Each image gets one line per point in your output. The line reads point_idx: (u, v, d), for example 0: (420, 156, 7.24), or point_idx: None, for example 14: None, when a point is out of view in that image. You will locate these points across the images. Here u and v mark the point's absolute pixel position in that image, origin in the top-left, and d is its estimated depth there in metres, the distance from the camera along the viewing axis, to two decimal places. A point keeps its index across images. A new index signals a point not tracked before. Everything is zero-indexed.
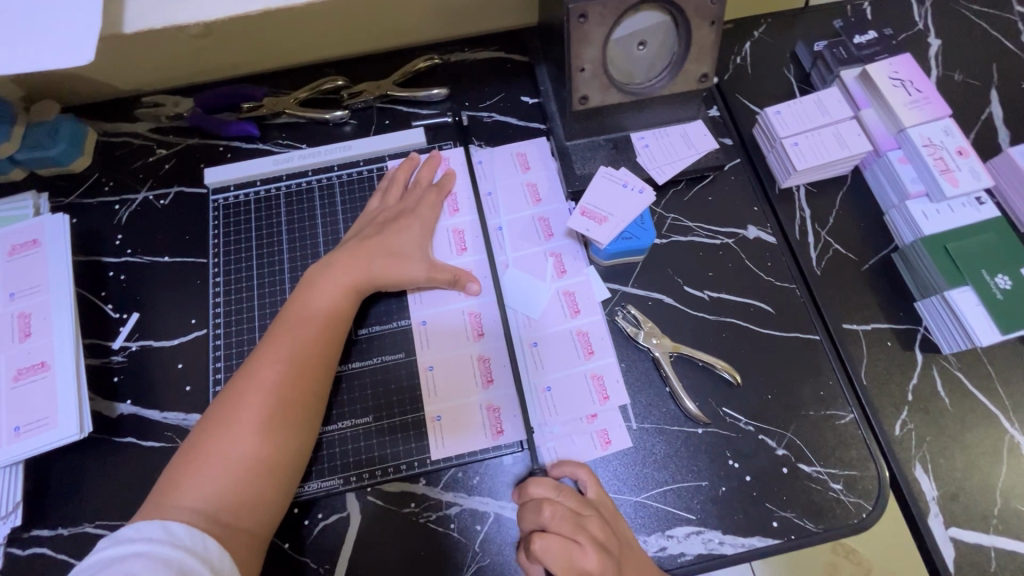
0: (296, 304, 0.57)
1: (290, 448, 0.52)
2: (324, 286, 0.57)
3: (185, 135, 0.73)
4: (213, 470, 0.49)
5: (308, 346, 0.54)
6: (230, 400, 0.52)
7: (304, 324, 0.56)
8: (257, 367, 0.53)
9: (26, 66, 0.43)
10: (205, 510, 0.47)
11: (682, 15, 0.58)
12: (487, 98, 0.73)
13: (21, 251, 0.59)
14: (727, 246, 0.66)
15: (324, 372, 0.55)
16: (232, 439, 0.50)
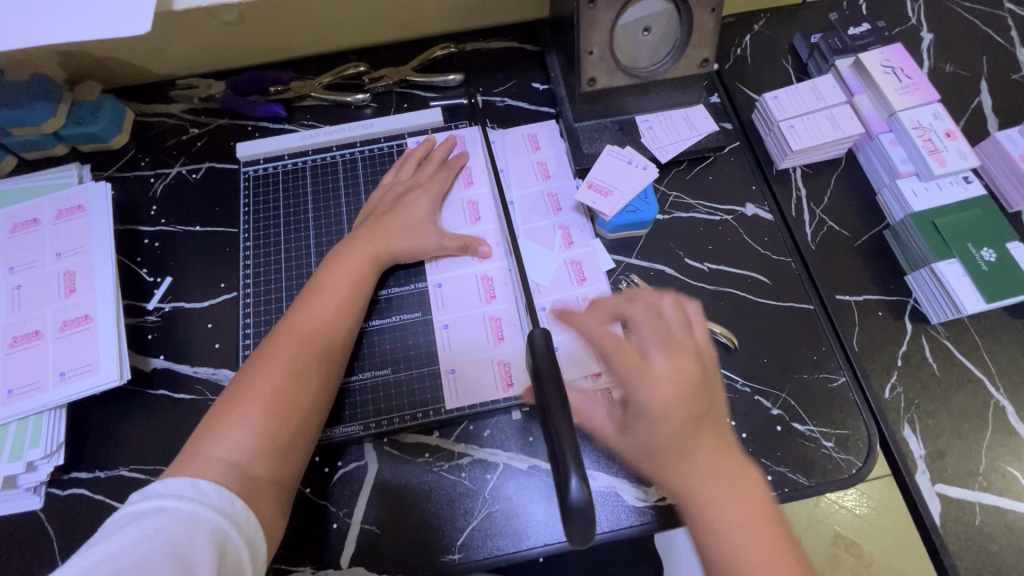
0: (322, 275, 0.60)
1: (318, 403, 0.54)
2: (349, 257, 0.61)
3: (216, 116, 0.77)
4: (245, 423, 0.49)
5: (336, 311, 0.58)
6: (259, 361, 0.53)
7: (330, 292, 0.59)
8: (286, 330, 0.56)
9: (91, 35, 0.48)
10: (238, 461, 0.48)
11: (684, 2, 0.62)
12: (499, 85, 0.78)
13: (67, 215, 0.64)
14: (726, 222, 0.69)
15: (348, 338, 0.58)
16: (264, 394, 0.51)
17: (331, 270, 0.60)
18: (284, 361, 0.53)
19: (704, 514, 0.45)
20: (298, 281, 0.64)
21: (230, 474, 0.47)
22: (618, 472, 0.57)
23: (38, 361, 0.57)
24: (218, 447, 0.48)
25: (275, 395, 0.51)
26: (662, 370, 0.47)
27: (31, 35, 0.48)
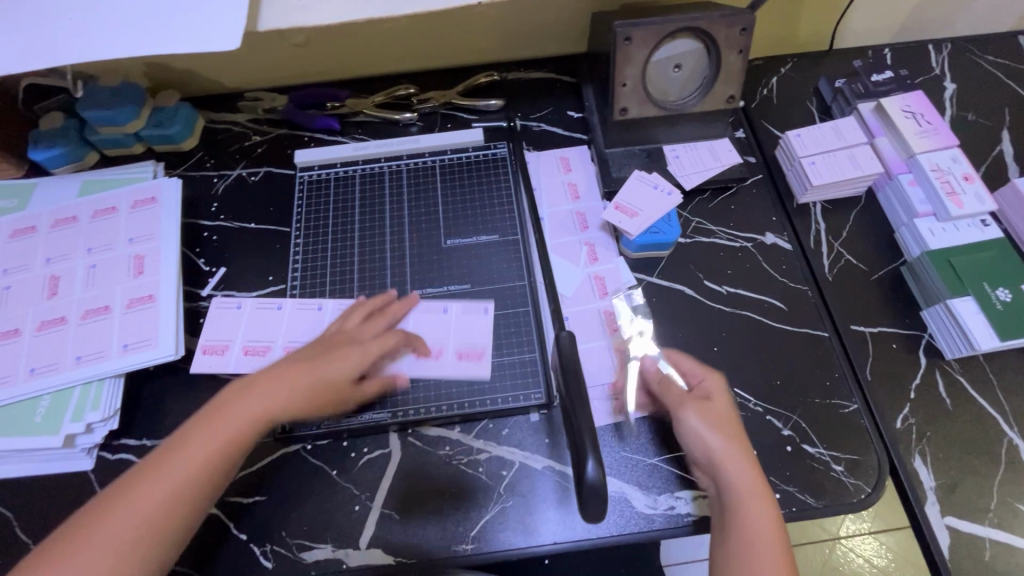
0: (227, 406, 0.54)
1: (186, 527, 0.50)
2: (257, 396, 0.54)
3: (277, 126, 0.85)
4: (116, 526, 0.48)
5: (231, 441, 0.52)
6: (153, 465, 0.51)
7: (233, 422, 0.53)
8: (180, 448, 0.51)
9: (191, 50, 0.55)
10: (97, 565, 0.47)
11: (714, 43, 0.67)
12: (537, 111, 0.84)
13: (140, 206, 0.71)
14: (745, 249, 0.72)
15: (224, 467, 0.52)
16: (138, 507, 0.49)
17: (239, 397, 0.54)
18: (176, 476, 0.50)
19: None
20: (340, 277, 0.69)
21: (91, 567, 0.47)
22: (628, 478, 0.60)
23: (104, 333, 0.63)
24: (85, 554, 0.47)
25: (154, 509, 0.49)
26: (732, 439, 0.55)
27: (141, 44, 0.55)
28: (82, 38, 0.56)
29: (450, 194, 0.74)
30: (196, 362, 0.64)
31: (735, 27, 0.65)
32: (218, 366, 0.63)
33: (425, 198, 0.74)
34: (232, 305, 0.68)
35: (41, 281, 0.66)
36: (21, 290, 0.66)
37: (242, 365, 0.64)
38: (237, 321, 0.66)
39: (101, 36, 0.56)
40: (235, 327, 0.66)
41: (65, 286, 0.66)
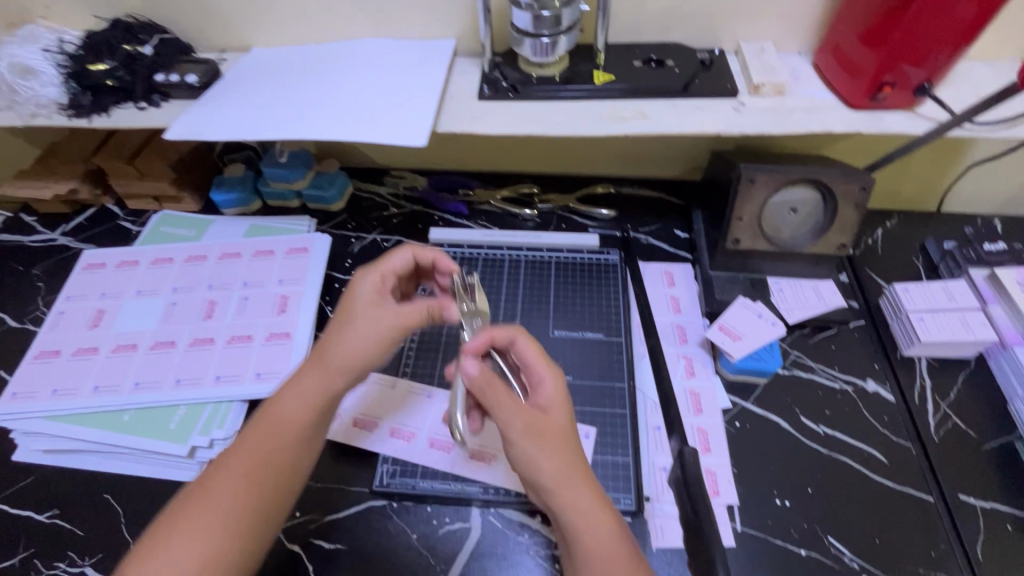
0: (253, 422, 0.55)
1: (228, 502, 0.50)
2: (278, 399, 0.55)
3: (413, 203, 0.96)
4: (185, 551, 0.47)
5: (267, 454, 0.52)
6: (198, 492, 0.50)
7: (269, 429, 0.54)
8: (224, 473, 0.51)
9: (384, 141, 0.66)
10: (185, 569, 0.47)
11: (832, 195, 0.72)
12: (646, 225, 0.91)
13: (295, 254, 0.82)
14: (845, 392, 0.72)
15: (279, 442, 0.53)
16: (215, 528, 0.48)
17: (271, 405, 0.56)
18: (236, 490, 0.50)
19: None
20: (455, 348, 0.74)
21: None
22: None
23: (244, 360, 0.70)
24: (171, 553, 0.47)
25: (233, 532, 0.49)
26: (581, 501, 0.48)
27: (348, 131, 0.67)
28: (303, 119, 0.69)
29: (561, 289, 0.80)
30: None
31: (854, 184, 0.70)
32: (327, 433, 0.66)
33: (538, 290, 0.80)
34: None
35: (200, 304, 0.76)
36: (183, 308, 0.76)
37: (347, 436, 0.66)
38: (353, 391, 0.69)
39: (318, 120, 0.68)
40: (350, 396, 0.69)
41: (219, 312, 0.75)
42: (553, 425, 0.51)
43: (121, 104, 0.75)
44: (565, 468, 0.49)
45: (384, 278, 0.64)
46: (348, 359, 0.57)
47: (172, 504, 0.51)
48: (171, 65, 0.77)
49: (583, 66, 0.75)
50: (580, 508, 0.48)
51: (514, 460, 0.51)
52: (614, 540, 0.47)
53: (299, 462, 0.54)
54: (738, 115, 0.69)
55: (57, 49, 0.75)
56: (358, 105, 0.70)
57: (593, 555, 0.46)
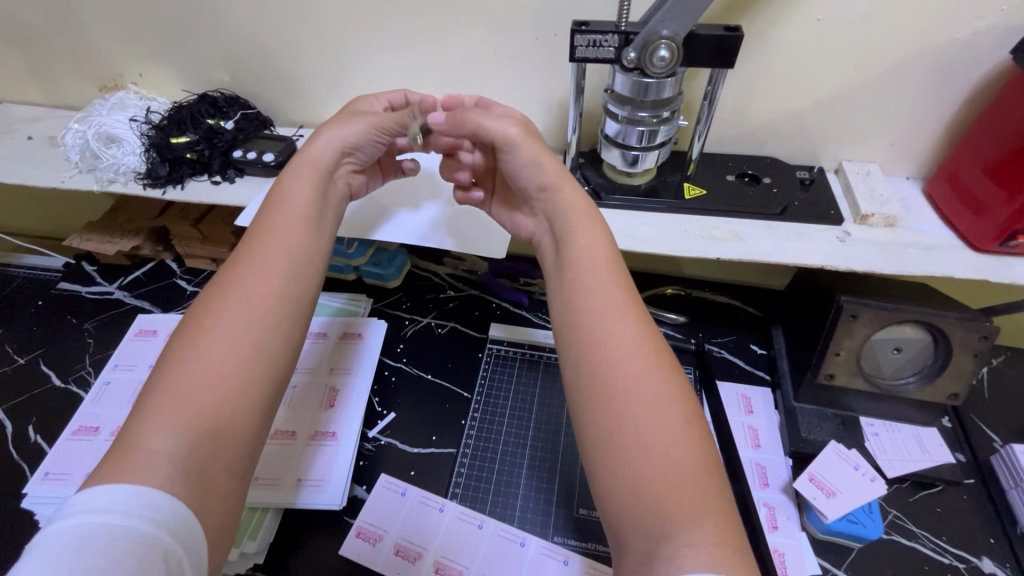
0: (267, 251, 0.56)
1: (210, 362, 0.48)
2: (261, 249, 0.56)
3: (471, 286, 0.92)
4: (219, 363, 0.48)
5: (287, 268, 0.56)
6: (208, 313, 0.51)
7: (266, 262, 0.55)
8: (209, 334, 0.49)
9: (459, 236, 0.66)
10: (181, 454, 0.44)
11: (946, 339, 0.64)
12: (719, 336, 0.84)
13: (348, 338, 0.79)
14: (957, 570, 0.62)
15: (243, 304, 0.52)
16: (210, 395, 0.47)
17: (246, 258, 0.55)
18: (230, 341, 0.50)
19: (627, 426, 0.44)
20: (511, 466, 0.68)
21: (172, 468, 0.43)
22: None
23: (285, 461, 0.66)
24: (166, 421, 0.45)
25: (252, 348, 0.50)
26: (634, 342, 0.47)
27: None
28: None
29: None
30: (346, 542, 0.61)
31: (975, 332, 0.63)
32: (366, 557, 0.60)
33: None
34: (396, 488, 0.66)
35: None
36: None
37: (387, 565, 0.59)
38: (399, 509, 0.63)
39: None
40: (394, 515, 0.63)
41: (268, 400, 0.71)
42: (588, 293, 0.51)
43: (197, 177, 0.75)
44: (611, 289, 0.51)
45: (379, 140, 0.68)
46: (302, 181, 0.62)
47: (185, 318, 0.51)
48: (250, 142, 0.76)
49: (672, 177, 0.71)
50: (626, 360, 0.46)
51: (513, 166, 0.61)
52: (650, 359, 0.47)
53: (303, 286, 0.57)
54: (843, 247, 0.63)
55: (143, 118, 0.76)
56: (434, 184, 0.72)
57: (626, 392, 0.45)
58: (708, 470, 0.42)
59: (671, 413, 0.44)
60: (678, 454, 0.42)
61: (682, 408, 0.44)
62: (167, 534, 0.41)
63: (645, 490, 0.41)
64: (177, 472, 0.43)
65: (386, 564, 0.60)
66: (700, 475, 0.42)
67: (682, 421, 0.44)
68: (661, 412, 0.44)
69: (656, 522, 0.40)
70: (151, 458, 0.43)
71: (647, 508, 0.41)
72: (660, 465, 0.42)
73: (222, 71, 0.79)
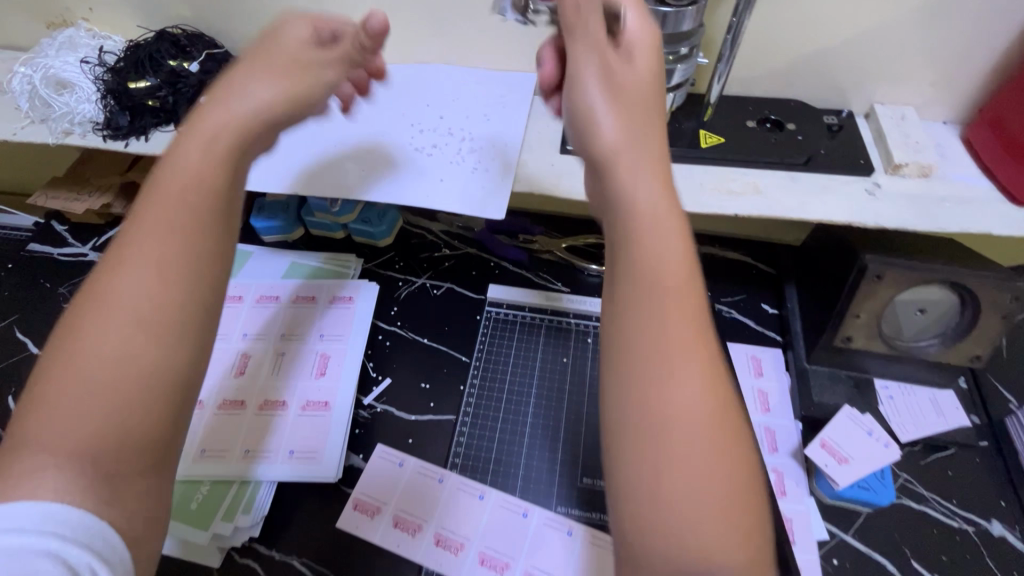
0: (187, 183, 0.39)
1: (113, 328, 0.34)
2: (183, 188, 0.38)
3: (467, 244, 0.87)
4: (115, 338, 0.34)
5: (211, 216, 0.39)
6: (113, 271, 0.36)
7: (182, 203, 0.38)
8: (97, 316, 0.34)
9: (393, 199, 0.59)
10: (67, 475, 0.32)
11: (975, 300, 0.60)
12: (729, 295, 0.80)
13: (337, 303, 0.73)
14: (965, 533, 0.61)
15: (162, 255, 0.36)
16: (99, 404, 0.33)
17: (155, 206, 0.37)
18: (134, 310, 0.35)
19: (635, 392, 0.31)
20: (513, 433, 0.65)
21: (63, 491, 0.32)
22: None
23: (277, 432, 0.63)
24: (55, 422, 0.33)
25: (142, 329, 0.34)
26: (662, 296, 0.33)
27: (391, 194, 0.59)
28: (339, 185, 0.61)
29: None
30: (343, 515, 0.59)
31: (1007, 293, 0.59)
32: (364, 530, 0.58)
33: None
34: (393, 458, 0.63)
35: (221, 365, 0.67)
36: (213, 360, 0.68)
37: (387, 539, 0.58)
38: (395, 481, 0.61)
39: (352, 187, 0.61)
40: (393, 486, 0.61)
41: (253, 368, 0.67)
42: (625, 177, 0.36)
43: (162, 127, 0.67)
44: (653, 140, 0.38)
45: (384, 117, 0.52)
46: (236, 118, 0.42)
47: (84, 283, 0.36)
48: None
49: (687, 123, 0.64)
50: (650, 242, 0.34)
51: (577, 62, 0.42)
52: (676, 238, 0.34)
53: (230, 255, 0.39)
54: (873, 201, 0.58)
55: (96, 60, 0.68)
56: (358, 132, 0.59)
57: (654, 347, 0.32)
58: (719, 412, 0.31)
59: (689, 333, 0.32)
60: (700, 404, 0.31)
61: (702, 359, 0.32)
62: (80, 542, 0.31)
63: (630, 490, 0.30)
64: (79, 487, 0.32)
65: (385, 536, 0.58)
66: (717, 413, 0.31)
67: (709, 380, 0.31)
68: (687, 358, 0.32)
69: (645, 509, 0.30)
70: (32, 479, 0.31)
71: (635, 513, 0.30)
72: (669, 434, 0.30)
73: (182, 5, 0.70)
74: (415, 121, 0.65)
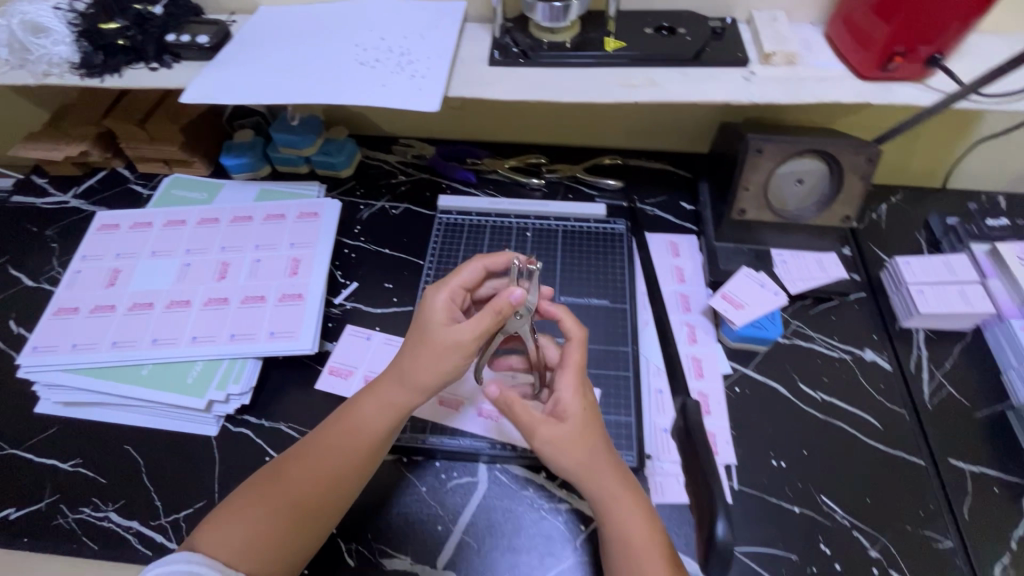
0: (322, 454, 0.57)
1: (231, 550, 0.52)
2: (316, 458, 0.57)
3: (421, 170, 0.97)
4: (227, 549, 0.52)
5: (333, 476, 0.57)
6: (257, 502, 0.55)
7: (321, 465, 0.57)
8: (302, 463, 0.57)
9: (337, 96, 0.67)
10: (245, 547, 0.52)
11: (838, 166, 0.73)
12: (653, 196, 0.92)
13: (305, 218, 0.82)
14: (843, 361, 0.74)
15: (309, 483, 0.56)
16: (283, 505, 0.55)
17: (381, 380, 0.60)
18: (258, 529, 0.53)
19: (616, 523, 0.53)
20: None
21: (247, 551, 0.52)
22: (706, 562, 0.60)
23: (259, 320, 0.72)
24: (240, 519, 0.54)
25: (264, 534, 0.53)
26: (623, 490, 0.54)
27: (338, 95, 0.67)
28: (284, 83, 0.68)
29: (569, 255, 0.81)
30: (321, 378, 0.70)
31: (861, 156, 0.71)
32: (341, 388, 0.69)
33: (545, 257, 0.80)
34: (362, 335, 0.74)
35: (104, 273, 0.76)
36: (90, 275, 0.76)
37: None
38: (364, 350, 0.72)
39: (296, 85, 0.68)
40: (362, 355, 0.72)
41: (233, 272, 0.76)
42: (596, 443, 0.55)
43: (133, 65, 0.75)
44: (588, 414, 0.56)
45: (454, 296, 0.61)
46: (392, 402, 0.58)
47: (237, 491, 0.57)
48: (181, 27, 0.77)
49: (595, 34, 0.75)
50: (591, 463, 0.54)
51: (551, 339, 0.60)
52: (615, 480, 0.54)
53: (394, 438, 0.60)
54: (749, 85, 0.70)
55: (67, 6, 0.75)
56: (317, 79, 0.69)
57: (624, 534, 0.53)
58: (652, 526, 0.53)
59: (633, 516, 0.53)
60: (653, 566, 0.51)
61: (649, 535, 0.53)
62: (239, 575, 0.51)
63: (621, 534, 0.53)
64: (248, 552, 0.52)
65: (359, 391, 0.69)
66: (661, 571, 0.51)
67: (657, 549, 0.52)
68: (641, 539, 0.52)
69: (623, 540, 0.53)
70: (231, 542, 0.52)
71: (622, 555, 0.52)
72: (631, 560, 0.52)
73: None
74: (358, 43, 0.73)
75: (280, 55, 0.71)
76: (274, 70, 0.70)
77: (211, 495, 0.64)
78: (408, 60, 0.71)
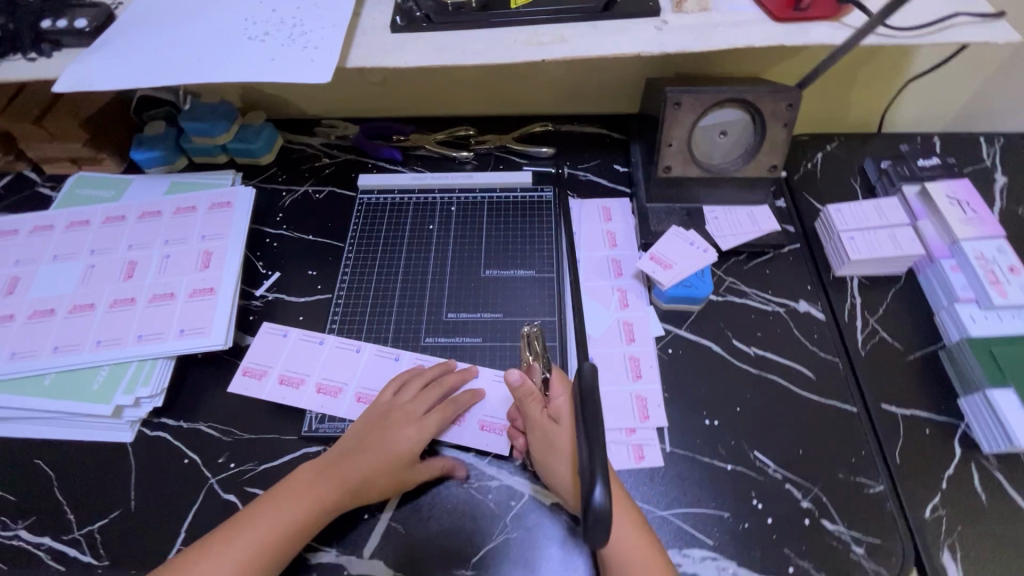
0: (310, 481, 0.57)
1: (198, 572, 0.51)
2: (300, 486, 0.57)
3: (346, 151, 0.92)
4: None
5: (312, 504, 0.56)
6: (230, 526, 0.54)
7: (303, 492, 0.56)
8: (257, 507, 0.55)
9: (223, 74, 0.62)
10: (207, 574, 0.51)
11: (760, 114, 0.70)
12: (585, 162, 0.89)
13: (217, 208, 0.78)
14: (777, 314, 0.73)
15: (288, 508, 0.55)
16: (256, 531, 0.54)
17: (341, 451, 0.59)
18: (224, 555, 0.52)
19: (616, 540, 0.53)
20: (387, 292, 0.73)
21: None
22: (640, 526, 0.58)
23: (169, 319, 0.68)
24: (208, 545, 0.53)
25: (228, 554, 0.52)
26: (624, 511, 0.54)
27: (223, 73, 0.63)
28: (166, 64, 0.64)
29: (494, 227, 0.78)
30: (233, 381, 0.67)
31: (782, 102, 0.68)
32: (253, 389, 0.66)
33: (470, 231, 0.78)
34: (278, 333, 0.70)
35: (4, 281, 0.72)
36: None
37: (274, 393, 0.66)
38: (280, 348, 0.69)
39: (179, 66, 0.63)
40: (276, 353, 0.69)
41: (140, 272, 0.72)
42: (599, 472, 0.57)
43: (9, 56, 0.71)
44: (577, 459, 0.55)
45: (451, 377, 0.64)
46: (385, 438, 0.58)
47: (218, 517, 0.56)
48: (60, 10, 0.70)
49: None
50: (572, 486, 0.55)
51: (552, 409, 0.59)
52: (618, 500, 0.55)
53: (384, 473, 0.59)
54: (660, 35, 0.67)
55: None
56: (202, 57, 0.64)
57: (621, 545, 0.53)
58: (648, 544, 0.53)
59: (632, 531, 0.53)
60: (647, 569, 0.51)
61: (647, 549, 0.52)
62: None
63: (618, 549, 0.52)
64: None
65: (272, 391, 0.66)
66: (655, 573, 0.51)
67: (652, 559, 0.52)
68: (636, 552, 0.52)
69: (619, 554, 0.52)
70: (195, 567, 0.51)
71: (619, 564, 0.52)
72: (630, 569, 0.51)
73: None
74: (248, 16, 0.68)
75: (163, 35, 0.67)
76: (153, 52, 0.65)
77: (126, 503, 0.61)
78: (300, 31, 0.67)
